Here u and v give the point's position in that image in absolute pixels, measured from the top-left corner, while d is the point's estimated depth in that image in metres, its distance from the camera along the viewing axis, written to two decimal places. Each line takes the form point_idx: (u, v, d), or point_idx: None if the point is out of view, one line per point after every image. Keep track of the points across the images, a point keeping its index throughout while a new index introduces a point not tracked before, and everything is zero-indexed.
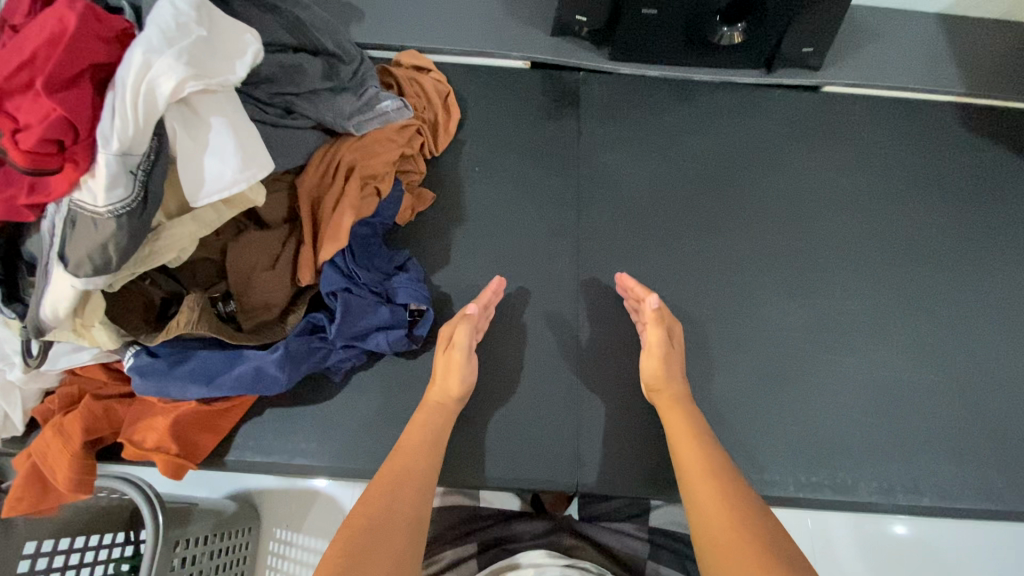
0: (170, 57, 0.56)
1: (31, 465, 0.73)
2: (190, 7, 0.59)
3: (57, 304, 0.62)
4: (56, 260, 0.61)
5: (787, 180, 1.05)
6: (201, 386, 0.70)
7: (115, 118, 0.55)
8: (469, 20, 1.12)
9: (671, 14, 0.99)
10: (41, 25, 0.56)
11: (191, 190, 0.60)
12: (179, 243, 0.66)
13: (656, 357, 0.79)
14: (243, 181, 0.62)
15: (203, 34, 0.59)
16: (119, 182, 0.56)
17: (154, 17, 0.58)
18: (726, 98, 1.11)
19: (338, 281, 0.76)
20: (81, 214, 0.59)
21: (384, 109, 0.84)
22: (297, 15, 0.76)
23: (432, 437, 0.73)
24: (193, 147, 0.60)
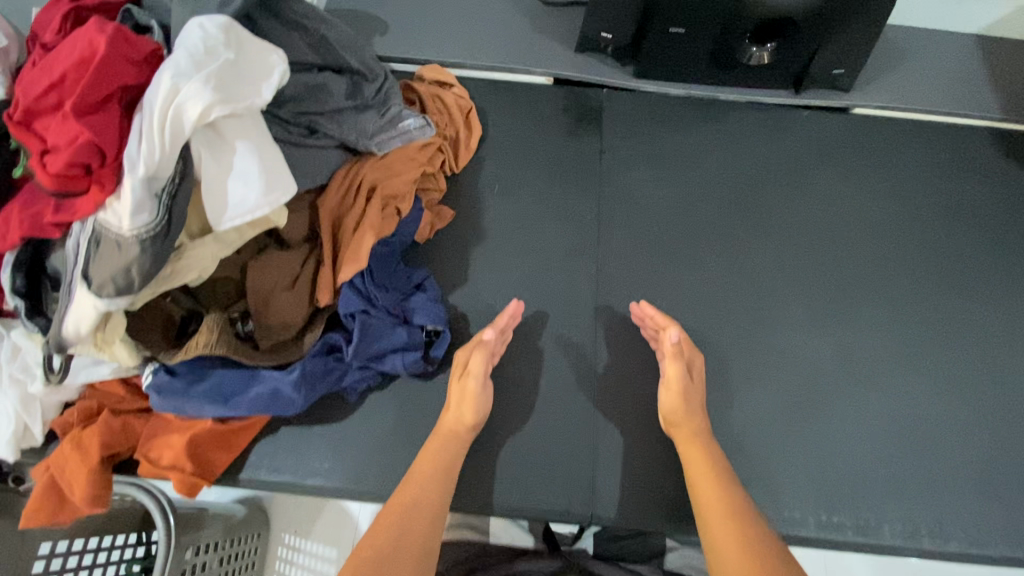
0: (198, 82, 0.56)
1: (49, 477, 0.73)
2: (218, 32, 0.59)
3: (79, 323, 0.63)
4: (80, 279, 0.61)
5: (813, 205, 1.02)
6: (218, 406, 0.70)
7: (142, 143, 0.55)
8: (493, 34, 1.11)
9: (699, 33, 0.98)
10: (71, 49, 0.56)
11: (215, 213, 0.60)
12: (202, 263, 0.66)
13: (676, 391, 0.77)
14: (267, 204, 0.61)
15: (231, 57, 0.59)
16: (144, 208, 0.56)
17: (184, 41, 0.58)
18: (753, 118, 1.09)
19: (355, 303, 0.76)
20: (105, 236, 0.59)
21: (406, 127, 0.84)
22: (323, 33, 0.75)
23: (445, 466, 0.72)
24: (219, 171, 0.60)
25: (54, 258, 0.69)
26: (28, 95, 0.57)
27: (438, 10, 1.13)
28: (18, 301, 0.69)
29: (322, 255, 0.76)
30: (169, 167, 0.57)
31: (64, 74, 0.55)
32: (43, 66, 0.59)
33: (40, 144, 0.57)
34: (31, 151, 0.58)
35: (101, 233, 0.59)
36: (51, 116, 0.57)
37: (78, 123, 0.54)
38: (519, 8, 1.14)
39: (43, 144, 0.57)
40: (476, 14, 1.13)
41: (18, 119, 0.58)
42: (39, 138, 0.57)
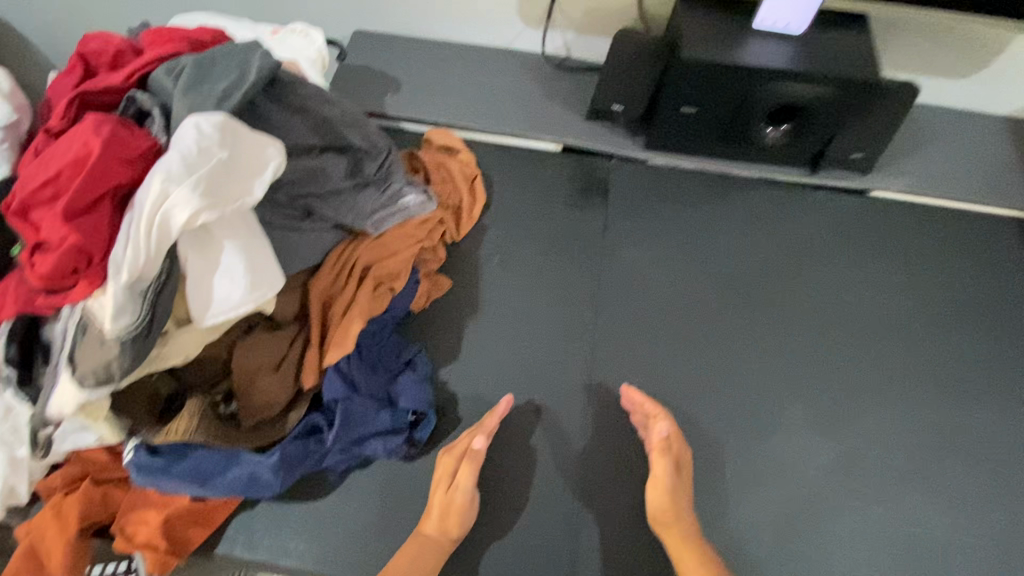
0: (187, 187, 0.56)
1: (28, 543, 0.73)
2: (212, 131, 0.60)
3: (62, 406, 0.63)
4: (66, 366, 0.62)
5: (822, 292, 0.99)
6: (195, 488, 0.70)
7: (127, 248, 0.55)
8: (504, 99, 1.11)
9: (711, 113, 0.96)
10: (68, 148, 0.58)
11: (198, 310, 0.60)
12: (187, 351, 0.66)
13: (663, 491, 0.76)
14: (250, 302, 0.61)
15: (223, 158, 0.59)
16: (126, 309, 0.56)
17: (177, 143, 0.58)
18: (764, 195, 1.06)
19: (339, 390, 0.75)
20: (90, 328, 0.60)
21: (405, 205, 0.84)
22: (325, 115, 0.76)
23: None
24: (205, 269, 0.60)
25: (48, 331, 0.71)
26: (26, 189, 0.59)
27: (451, 71, 1.13)
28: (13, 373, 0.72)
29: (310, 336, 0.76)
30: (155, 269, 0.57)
31: (58, 174, 0.57)
32: (42, 159, 0.60)
33: (33, 238, 0.58)
34: (25, 243, 0.59)
35: (87, 325, 0.60)
36: (45, 211, 0.58)
37: (70, 226, 0.55)
38: (532, 73, 1.13)
39: (35, 238, 0.58)
40: (489, 77, 1.13)
41: (15, 210, 0.59)
42: (32, 231, 0.58)
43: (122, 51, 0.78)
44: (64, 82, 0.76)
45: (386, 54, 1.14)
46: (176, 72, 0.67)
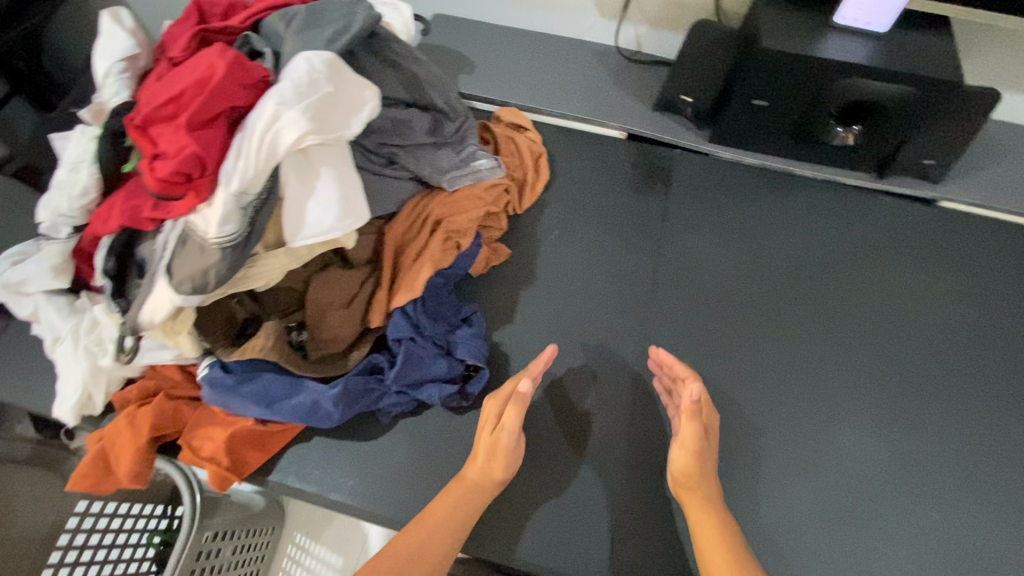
0: (297, 112, 0.60)
1: (99, 449, 0.78)
2: (321, 64, 0.63)
3: (155, 311, 0.68)
4: (162, 273, 0.66)
5: (883, 295, 0.97)
6: (261, 408, 0.73)
7: (239, 161, 0.60)
8: (574, 84, 1.14)
9: (782, 107, 0.97)
10: (192, 69, 0.62)
11: (291, 231, 0.64)
12: (272, 273, 0.70)
13: (691, 450, 0.73)
14: (339, 229, 0.65)
15: (330, 91, 0.63)
16: (231, 219, 0.61)
17: (291, 71, 0.62)
18: (827, 196, 1.06)
19: (404, 329, 0.78)
20: (192, 236, 0.64)
21: (478, 167, 0.87)
22: (415, 72, 0.80)
23: (461, 517, 0.71)
24: (301, 193, 0.64)
25: (142, 247, 0.75)
26: (149, 104, 0.64)
27: (524, 55, 1.17)
28: (108, 281, 0.76)
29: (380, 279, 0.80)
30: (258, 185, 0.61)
31: (181, 90, 0.61)
32: (167, 80, 0.65)
33: (151, 148, 0.63)
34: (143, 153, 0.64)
35: (189, 234, 0.64)
36: (165, 124, 0.63)
37: (190, 137, 0.60)
38: (603, 63, 1.16)
39: (152, 148, 0.63)
40: (560, 63, 1.16)
41: (137, 123, 0.64)
42: (151, 142, 0.63)
43: (235, 4, 0.85)
44: (180, 25, 0.82)
45: (463, 35, 1.19)
46: (289, 17, 0.72)
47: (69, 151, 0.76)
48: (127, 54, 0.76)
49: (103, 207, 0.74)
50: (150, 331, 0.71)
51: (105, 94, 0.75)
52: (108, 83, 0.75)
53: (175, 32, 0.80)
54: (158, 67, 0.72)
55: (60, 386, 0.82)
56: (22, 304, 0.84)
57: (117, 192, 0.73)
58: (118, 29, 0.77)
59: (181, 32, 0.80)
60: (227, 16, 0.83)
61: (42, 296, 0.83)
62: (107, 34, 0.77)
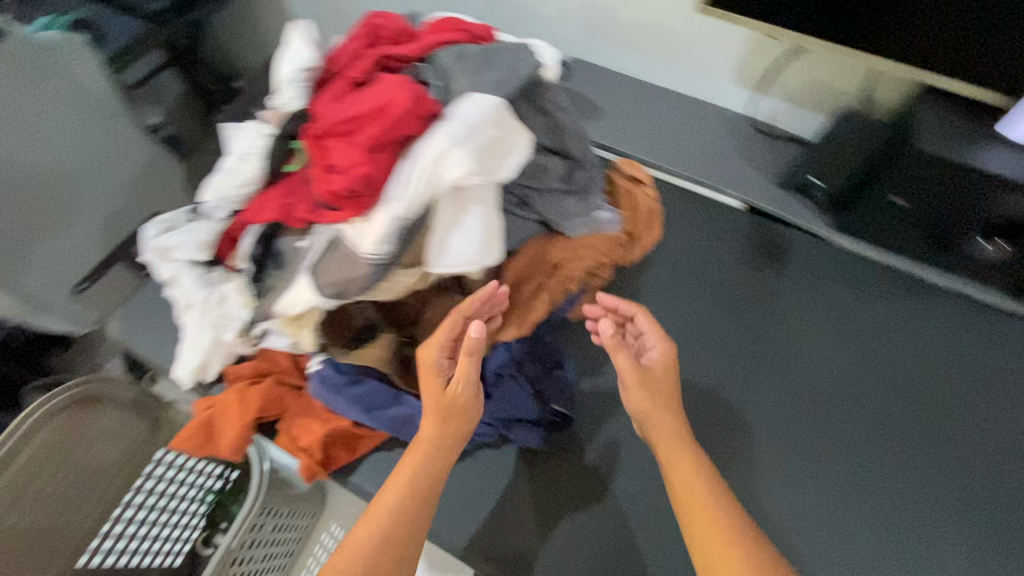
0: (466, 151, 0.64)
1: (206, 417, 0.84)
2: (491, 110, 0.67)
3: (289, 305, 0.73)
4: (306, 272, 0.71)
5: (997, 426, 0.91)
6: (362, 413, 0.78)
7: (406, 187, 0.63)
8: (700, 143, 1.13)
9: (920, 210, 0.91)
10: (376, 95, 0.67)
11: (434, 257, 0.68)
12: (400, 289, 0.74)
13: (642, 391, 0.77)
14: (477, 264, 0.69)
15: (494, 135, 0.67)
16: (388, 239, 0.65)
17: (464, 111, 0.66)
18: (952, 309, 1.00)
19: (506, 367, 0.81)
20: (343, 245, 0.69)
21: (600, 218, 0.86)
22: (561, 121, 0.82)
23: (421, 483, 0.69)
24: (449, 225, 0.68)
25: (282, 240, 0.81)
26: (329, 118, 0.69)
27: (653, 108, 1.18)
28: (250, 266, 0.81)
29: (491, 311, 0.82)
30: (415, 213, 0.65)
31: (364, 112, 0.66)
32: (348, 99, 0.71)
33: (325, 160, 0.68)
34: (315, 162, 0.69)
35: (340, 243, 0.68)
36: (342, 140, 0.68)
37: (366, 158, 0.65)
38: (733, 126, 1.15)
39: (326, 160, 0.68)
40: (688, 123, 1.16)
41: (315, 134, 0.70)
42: (326, 154, 0.69)
43: (402, 28, 0.90)
44: (351, 41, 0.88)
45: (596, 80, 1.22)
46: (460, 56, 0.76)
47: (238, 143, 0.84)
48: (306, 65, 0.82)
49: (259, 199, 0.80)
50: (279, 319, 0.76)
51: (280, 99, 0.82)
52: (284, 89, 0.82)
53: (349, 48, 0.85)
54: (335, 82, 0.78)
55: (182, 348, 0.90)
56: (164, 267, 0.92)
57: (274, 188, 0.79)
58: (302, 41, 0.84)
59: (354, 49, 0.85)
60: (395, 39, 0.88)
61: (181, 264, 0.91)
62: (291, 44, 0.84)
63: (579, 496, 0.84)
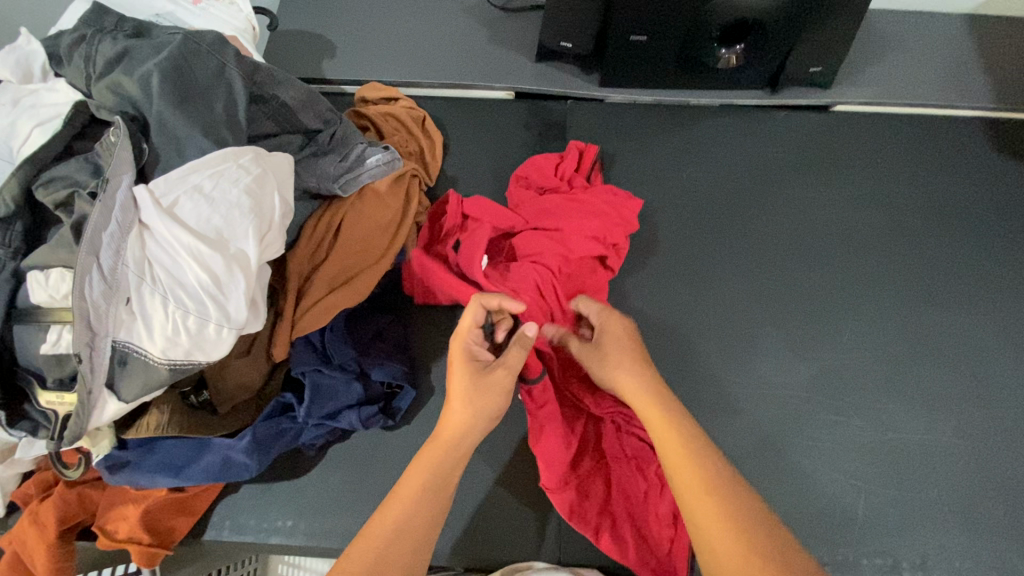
0: (248, 228, 0.60)
1: (13, 551, 0.72)
2: (256, 164, 0.62)
3: (88, 425, 0.62)
4: (107, 393, 0.60)
5: (791, 212, 0.97)
6: (169, 478, 0.69)
7: (231, 295, 0.58)
8: (451, 48, 1.07)
9: (661, 39, 0.93)
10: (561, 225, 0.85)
11: (220, 349, 0.60)
12: (184, 373, 0.61)
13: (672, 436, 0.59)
14: (225, 340, 0.59)
15: (249, 178, 0.61)
16: (218, 347, 0.59)
17: (231, 182, 0.60)
18: (725, 124, 1.03)
19: (309, 362, 0.74)
20: (127, 352, 0.58)
21: (373, 165, 0.80)
22: (281, 99, 0.74)
23: (440, 477, 0.60)
24: (225, 298, 0.58)
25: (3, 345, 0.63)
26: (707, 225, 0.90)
27: (393, 27, 1.10)
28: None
29: (281, 308, 0.73)
30: (197, 300, 0.57)
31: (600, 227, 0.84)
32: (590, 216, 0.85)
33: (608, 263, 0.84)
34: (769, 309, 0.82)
35: (118, 352, 0.58)
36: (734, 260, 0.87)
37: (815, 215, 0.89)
38: (480, 20, 1.10)
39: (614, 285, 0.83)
40: (431, 31, 1.09)
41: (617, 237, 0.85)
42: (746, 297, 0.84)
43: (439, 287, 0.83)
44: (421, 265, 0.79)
45: (326, 18, 1.11)
46: (145, 77, 0.62)
47: None
48: None
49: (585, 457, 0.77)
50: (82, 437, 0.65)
51: None
52: None
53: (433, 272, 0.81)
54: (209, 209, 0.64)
55: None
56: None
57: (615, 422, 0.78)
58: None
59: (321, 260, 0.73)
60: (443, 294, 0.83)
61: None
62: None
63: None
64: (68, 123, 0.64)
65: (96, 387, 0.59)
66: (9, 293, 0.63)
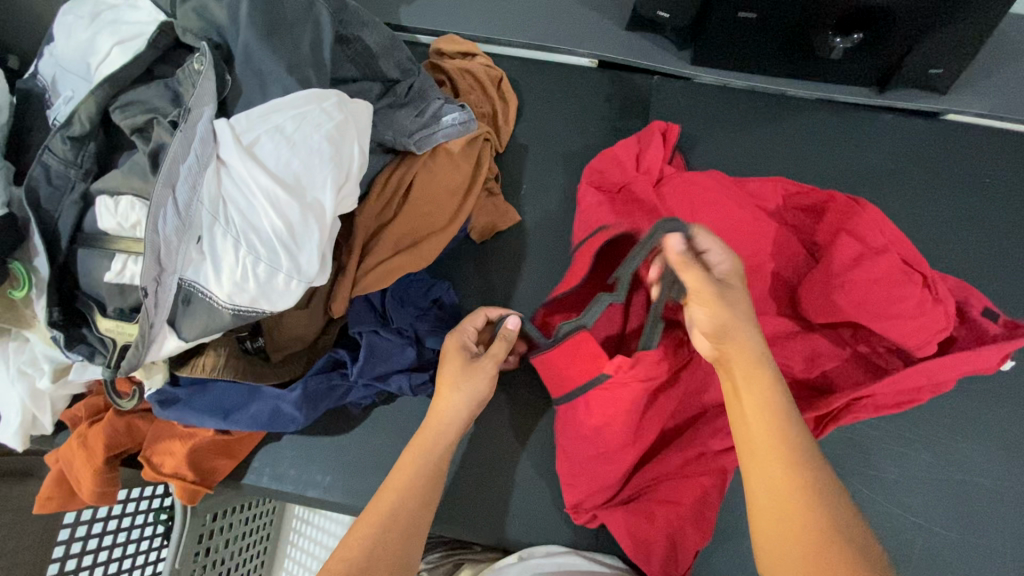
0: (329, 178, 0.57)
1: (60, 469, 0.74)
2: (338, 111, 0.59)
3: (144, 361, 0.60)
4: (168, 329, 0.59)
5: None
6: (218, 420, 0.69)
7: (305, 245, 0.56)
8: (536, 5, 1.00)
9: (772, 18, 0.84)
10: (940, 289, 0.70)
11: (287, 300, 0.57)
12: (248, 320, 0.59)
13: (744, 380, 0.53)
14: (292, 292, 0.57)
15: (333, 125, 0.58)
16: (286, 297, 0.57)
17: (315, 126, 0.57)
18: (821, 120, 0.96)
19: (366, 322, 0.72)
20: (193, 291, 0.56)
21: (448, 124, 0.75)
22: (365, 42, 0.70)
23: (432, 462, 0.61)
24: (299, 248, 0.55)
25: (76, 264, 0.62)
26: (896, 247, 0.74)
27: None
28: (57, 333, 0.64)
29: (344, 263, 0.70)
30: (270, 247, 0.55)
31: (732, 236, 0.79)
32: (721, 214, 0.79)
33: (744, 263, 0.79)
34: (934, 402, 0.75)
35: (185, 290, 0.56)
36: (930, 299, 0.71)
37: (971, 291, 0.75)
38: None
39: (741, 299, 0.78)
40: None
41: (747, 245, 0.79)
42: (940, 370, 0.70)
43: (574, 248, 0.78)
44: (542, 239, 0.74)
45: None
46: (234, 3, 0.58)
47: None
48: None
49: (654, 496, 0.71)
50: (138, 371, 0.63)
51: None
52: None
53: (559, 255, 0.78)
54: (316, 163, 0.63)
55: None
56: None
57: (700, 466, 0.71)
58: None
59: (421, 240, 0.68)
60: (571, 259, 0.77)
61: None
62: None
63: (512, 418, 0.81)
64: (151, 45, 0.61)
65: (157, 323, 0.57)
66: (77, 217, 0.62)
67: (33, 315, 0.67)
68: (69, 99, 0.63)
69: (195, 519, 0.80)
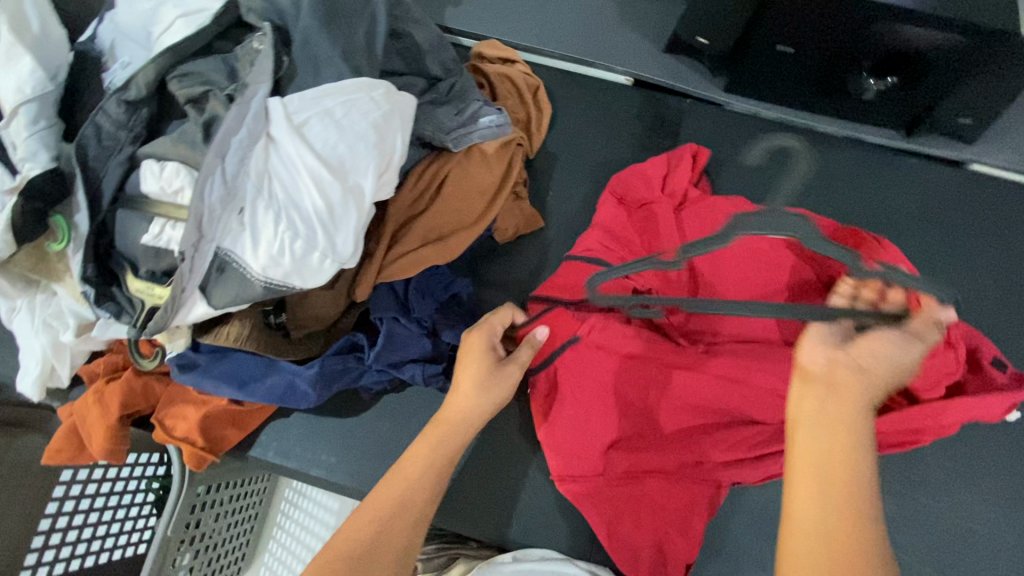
0: (371, 165, 0.59)
1: (72, 423, 0.75)
2: (386, 101, 0.61)
3: (172, 323, 0.62)
4: (198, 295, 0.60)
5: None
6: (234, 390, 0.70)
7: (342, 227, 0.58)
8: (578, 19, 1.03)
9: (809, 54, 0.86)
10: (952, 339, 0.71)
11: (318, 278, 0.59)
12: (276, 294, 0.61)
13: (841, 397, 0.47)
14: (324, 271, 0.59)
15: (379, 114, 0.60)
16: (318, 275, 0.59)
17: (363, 113, 0.59)
18: (846, 158, 0.97)
19: (388, 308, 0.74)
20: (229, 260, 0.58)
21: (485, 125, 0.77)
22: (414, 38, 0.72)
23: (444, 456, 0.62)
24: (337, 229, 0.58)
25: (116, 223, 0.64)
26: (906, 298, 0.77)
27: None
28: (89, 289, 0.65)
29: (372, 250, 0.72)
30: (309, 225, 0.57)
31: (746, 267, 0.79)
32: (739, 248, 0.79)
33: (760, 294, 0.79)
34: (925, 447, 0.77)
35: (221, 258, 0.58)
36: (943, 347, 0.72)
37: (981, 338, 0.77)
38: None
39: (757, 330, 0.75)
40: None
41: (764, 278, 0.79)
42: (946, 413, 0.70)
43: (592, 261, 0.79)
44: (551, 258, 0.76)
45: None
46: None
47: None
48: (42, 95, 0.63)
49: (654, 514, 0.72)
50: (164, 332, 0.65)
51: (18, 149, 0.62)
52: (17, 128, 0.61)
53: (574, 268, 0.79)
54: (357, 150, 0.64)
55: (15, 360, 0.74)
56: None
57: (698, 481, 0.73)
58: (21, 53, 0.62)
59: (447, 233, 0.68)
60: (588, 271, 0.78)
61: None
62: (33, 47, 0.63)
63: (518, 418, 0.83)
64: (215, 22, 0.63)
65: (190, 288, 0.59)
66: (121, 178, 0.64)
67: (67, 269, 0.69)
68: (127, 64, 0.66)
69: (193, 488, 0.80)
